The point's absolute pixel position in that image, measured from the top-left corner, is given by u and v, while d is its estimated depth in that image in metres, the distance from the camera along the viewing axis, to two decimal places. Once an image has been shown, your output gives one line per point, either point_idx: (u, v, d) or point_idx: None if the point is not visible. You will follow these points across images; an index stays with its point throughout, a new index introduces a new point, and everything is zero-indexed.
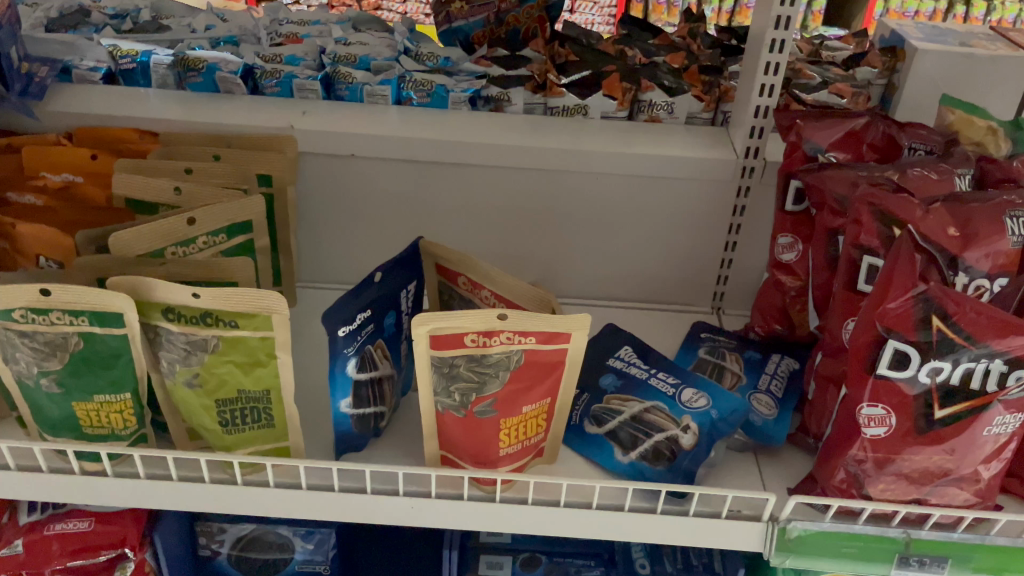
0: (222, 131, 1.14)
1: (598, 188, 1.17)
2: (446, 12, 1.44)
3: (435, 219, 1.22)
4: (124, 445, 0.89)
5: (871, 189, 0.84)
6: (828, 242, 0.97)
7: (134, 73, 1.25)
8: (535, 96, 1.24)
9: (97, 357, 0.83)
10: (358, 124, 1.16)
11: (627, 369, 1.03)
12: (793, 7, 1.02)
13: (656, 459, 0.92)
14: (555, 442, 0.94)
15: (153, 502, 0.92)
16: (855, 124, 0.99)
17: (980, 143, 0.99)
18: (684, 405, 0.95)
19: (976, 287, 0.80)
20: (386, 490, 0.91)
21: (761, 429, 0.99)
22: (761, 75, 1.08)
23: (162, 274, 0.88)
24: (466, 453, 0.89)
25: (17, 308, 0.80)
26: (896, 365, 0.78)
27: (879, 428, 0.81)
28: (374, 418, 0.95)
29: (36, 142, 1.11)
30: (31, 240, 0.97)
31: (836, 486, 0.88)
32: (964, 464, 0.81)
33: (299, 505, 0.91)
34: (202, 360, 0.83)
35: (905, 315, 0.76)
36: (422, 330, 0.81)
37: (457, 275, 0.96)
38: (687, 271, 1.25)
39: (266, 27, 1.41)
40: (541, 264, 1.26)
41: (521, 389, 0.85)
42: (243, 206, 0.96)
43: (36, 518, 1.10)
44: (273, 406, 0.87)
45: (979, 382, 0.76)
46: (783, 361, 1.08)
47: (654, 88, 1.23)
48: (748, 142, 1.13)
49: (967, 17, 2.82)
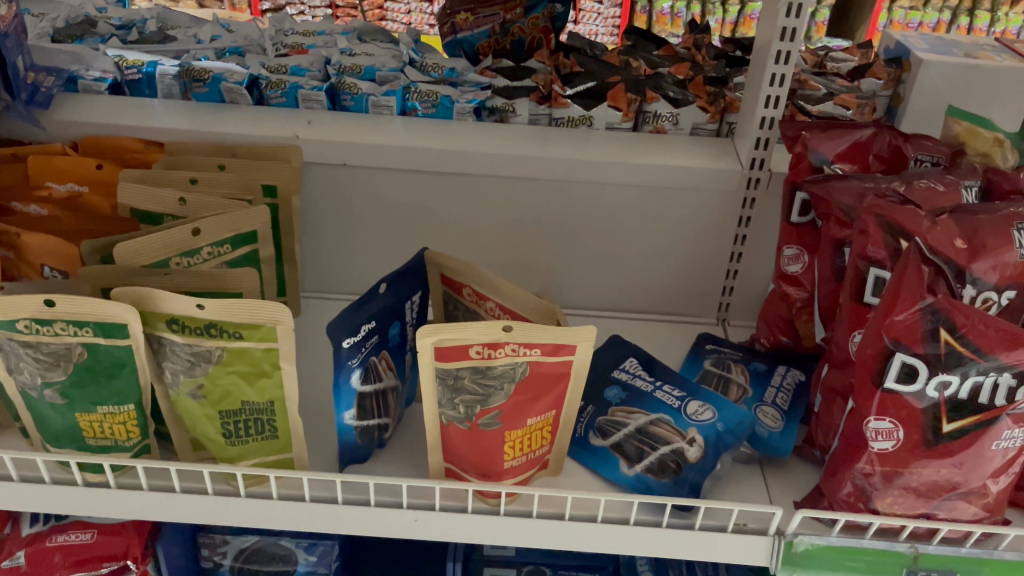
0: (226, 141, 1.14)
1: (604, 198, 1.16)
2: (451, 23, 1.44)
3: (440, 229, 1.22)
4: (128, 456, 0.88)
5: (878, 200, 0.84)
6: (834, 254, 0.96)
7: (140, 84, 1.27)
8: (540, 107, 1.25)
9: (101, 367, 0.82)
10: (364, 134, 1.16)
11: (633, 382, 1.02)
12: (798, 19, 1.02)
13: (662, 471, 0.91)
14: (559, 454, 0.93)
15: (154, 514, 0.91)
16: (861, 135, 0.99)
17: (986, 154, 0.99)
18: (689, 417, 0.95)
19: (983, 300, 0.79)
20: (390, 502, 0.90)
21: (767, 441, 0.98)
22: (766, 86, 1.08)
23: (166, 284, 0.88)
24: (471, 466, 0.88)
25: (21, 319, 0.80)
26: (904, 378, 0.78)
27: (886, 441, 0.81)
28: (377, 430, 0.94)
29: (42, 152, 1.10)
30: (36, 249, 0.96)
31: (844, 500, 0.87)
32: (972, 477, 0.80)
33: (301, 517, 0.91)
34: (206, 370, 0.83)
35: (913, 327, 0.76)
36: (427, 341, 0.80)
37: (462, 286, 0.96)
38: (692, 282, 1.25)
39: (272, 37, 1.41)
40: (545, 275, 1.26)
41: (527, 400, 0.85)
42: (249, 216, 0.96)
43: (38, 529, 1.09)
44: (278, 417, 0.87)
45: (988, 396, 0.75)
46: (789, 373, 1.08)
47: (658, 99, 1.23)
48: (753, 153, 1.12)
49: (970, 29, 2.84)
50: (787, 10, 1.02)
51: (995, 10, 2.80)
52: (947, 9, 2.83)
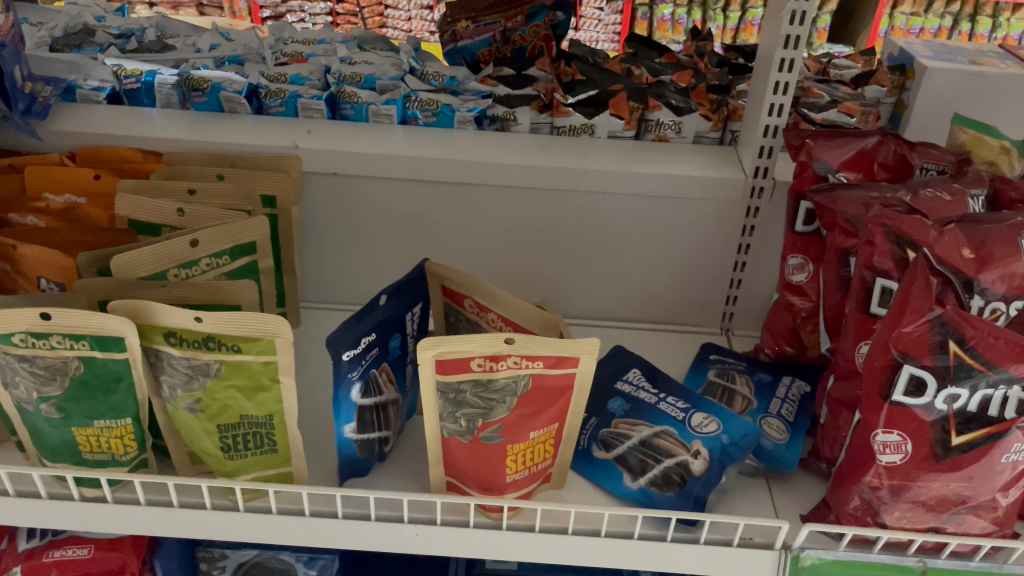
0: (224, 150, 1.13)
1: (606, 208, 1.15)
2: (451, 31, 1.43)
3: (441, 239, 1.21)
4: (125, 470, 0.87)
5: (884, 210, 0.83)
6: (840, 263, 0.95)
7: (138, 93, 1.25)
8: (541, 116, 1.23)
9: (97, 381, 0.81)
10: (364, 143, 1.15)
11: (636, 394, 1.01)
12: (802, 26, 1.01)
13: (666, 484, 0.90)
14: (562, 468, 0.92)
15: (152, 529, 0.90)
16: (865, 143, 0.98)
17: (993, 163, 0.98)
18: (694, 430, 0.93)
19: (991, 311, 0.77)
20: (390, 517, 0.89)
21: (772, 453, 0.97)
22: (769, 95, 1.07)
23: (164, 297, 0.87)
24: (472, 480, 0.87)
25: (16, 332, 0.79)
26: (912, 391, 0.76)
27: (894, 454, 0.79)
28: (378, 443, 0.93)
29: (39, 163, 1.09)
30: (34, 262, 0.95)
31: (850, 514, 0.86)
32: (981, 491, 0.79)
33: (300, 532, 0.89)
34: (204, 384, 0.82)
35: (922, 339, 0.75)
36: (428, 353, 0.79)
37: (463, 297, 0.95)
38: (696, 291, 1.23)
39: (271, 46, 1.40)
40: (547, 285, 1.25)
41: (530, 413, 0.83)
42: (247, 227, 0.95)
43: (35, 544, 1.08)
44: (277, 430, 0.86)
45: (997, 408, 0.74)
46: (794, 384, 1.06)
47: (661, 108, 1.21)
48: (757, 162, 1.11)
49: (972, 34, 2.82)
50: (791, 17, 1.01)
51: (997, 15, 2.80)
52: (948, 15, 2.83)
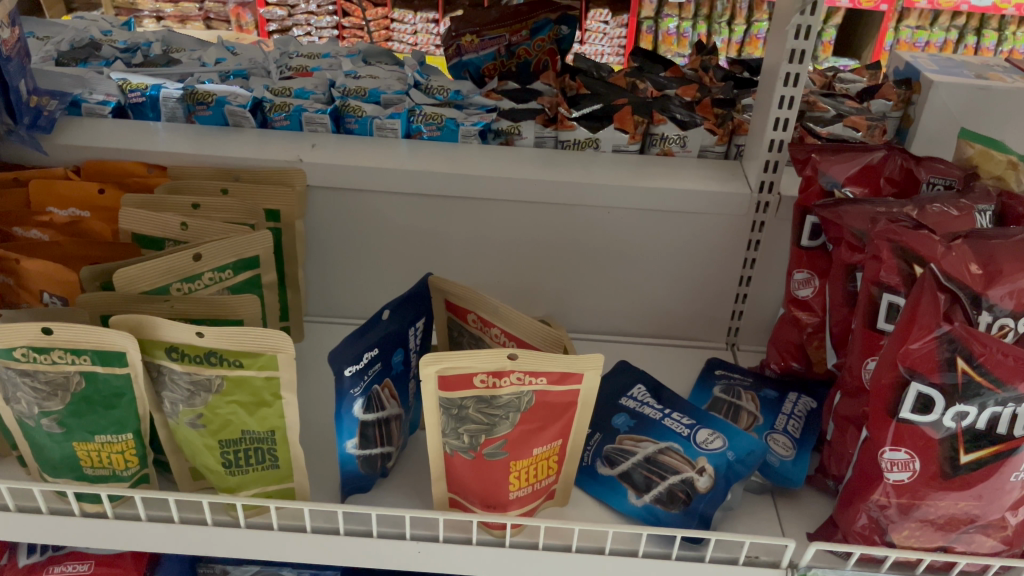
0: (227, 164, 1.13)
1: (610, 222, 1.15)
2: (457, 45, 1.44)
3: (446, 253, 1.20)
4: (125, 486, 0.87)
5: (891, 225, 0.82)
6: (847, 277, 0.94)
7: (144, 107, 1.25)
8: (546, 130, 1.23)
9: (99, 396, 0.81)
10: (367, 158, 1.15)
11: (640, 409, 1.00)
12: (808, 41, 1.01)
13: (671, 502, 0.89)
14: (567, 485, 0.92)
15: (152, 545, 0.90)
16: (871, 158, 0.98)
17: (1000, 177, 0.95)
18: (699, 447, 0.92)
19: (999, 327, 0.75)
20: (392, 533, 0.88)
21: (780, 471, 0.96)
22: (774, 109, 1.07)
23: (167, 310, 0.87)
24: (475, 496, 0.86)
25: (18, 347, 0.78)
26: (920, 409, 0.75)
27: (902, 472, 0.78)
28: (381, 458, 0.93)
29: (43, 176, 1.09)
30: (36, 276, 0.95)
31: (858, 532, 0.85)
32: (991, 510, 0.78)
33: (302, 549, 0.89)
34: (206, 400, 0.81)
35: (929, 356, 0.74)
36: (431, 369, 0.78)
37: (467, 312, 0.95)
38: (700, 306, 1.23)
39: (276, 60, 1.40)
40: (553, 300, 1.24)
41: (533, 430, 0.83)
42: (250, 241, 0.95)
43: (35, 560, 1.07)
44: (279, 446, 0.85)
45: (1006, 426, 0.73)
46: (800, 400, 1.06)
47: (665, 122, 1.21)
48: (762, 177, 1.11)
49: (977, 48, 2.83)
50: (796, 32, 1.01)
51: (1003, 29, 2.79)
52: (954, 28, 2.84)
